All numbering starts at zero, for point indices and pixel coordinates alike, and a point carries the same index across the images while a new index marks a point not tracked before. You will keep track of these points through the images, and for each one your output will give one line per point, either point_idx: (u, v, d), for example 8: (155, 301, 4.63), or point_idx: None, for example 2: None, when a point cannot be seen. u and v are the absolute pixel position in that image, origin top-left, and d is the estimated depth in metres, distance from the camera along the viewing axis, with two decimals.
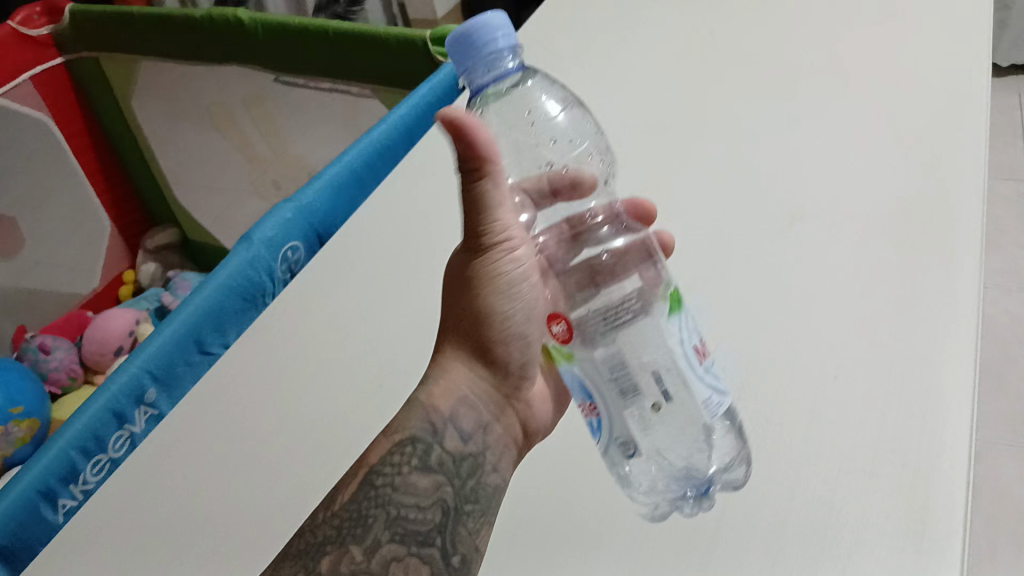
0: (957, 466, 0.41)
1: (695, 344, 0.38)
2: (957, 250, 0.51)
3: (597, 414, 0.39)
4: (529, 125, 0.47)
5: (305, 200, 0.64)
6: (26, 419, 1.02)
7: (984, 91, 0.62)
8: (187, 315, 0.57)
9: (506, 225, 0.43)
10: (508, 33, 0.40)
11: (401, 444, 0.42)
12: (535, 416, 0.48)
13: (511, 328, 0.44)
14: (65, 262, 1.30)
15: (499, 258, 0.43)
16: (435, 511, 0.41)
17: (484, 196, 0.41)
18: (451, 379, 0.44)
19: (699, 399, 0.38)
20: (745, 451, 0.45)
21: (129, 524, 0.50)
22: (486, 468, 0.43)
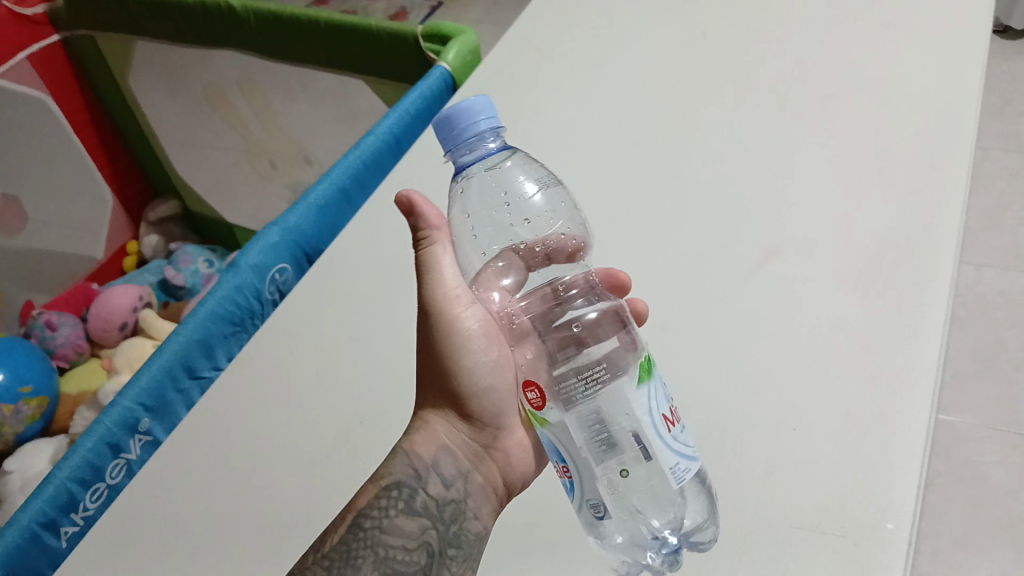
0: (901, 527, 0.45)
1: (664, 413, 0.40)
2: (920, 306, 0.54)
3: (570, 475, 0.42)
4: (506, 203, 0.50)
5: (289, 223, 0.68)
6: (36, 398, 1.06)
7: (954, 135, 0.64)
8: (178, 346, 0.60)
9: (455, 287, 0.51)
10: (492, 116, 0.44)
11: (388, 489, 0.47)
12: (515, 469, 0.53)
13: (475, 381, 0.51)
14: (66, 224, 1.32)
15: (453, 316, 0.50)
16: (421, 554, 0.46)
17: (431, 263, 0.51)
18: (431, 429, 0.50)
19: (665, 466, 0.39)
20: (713, 513, 0.48)
21: (125, 551, 0.53)
22: (467, 515, 0.49)
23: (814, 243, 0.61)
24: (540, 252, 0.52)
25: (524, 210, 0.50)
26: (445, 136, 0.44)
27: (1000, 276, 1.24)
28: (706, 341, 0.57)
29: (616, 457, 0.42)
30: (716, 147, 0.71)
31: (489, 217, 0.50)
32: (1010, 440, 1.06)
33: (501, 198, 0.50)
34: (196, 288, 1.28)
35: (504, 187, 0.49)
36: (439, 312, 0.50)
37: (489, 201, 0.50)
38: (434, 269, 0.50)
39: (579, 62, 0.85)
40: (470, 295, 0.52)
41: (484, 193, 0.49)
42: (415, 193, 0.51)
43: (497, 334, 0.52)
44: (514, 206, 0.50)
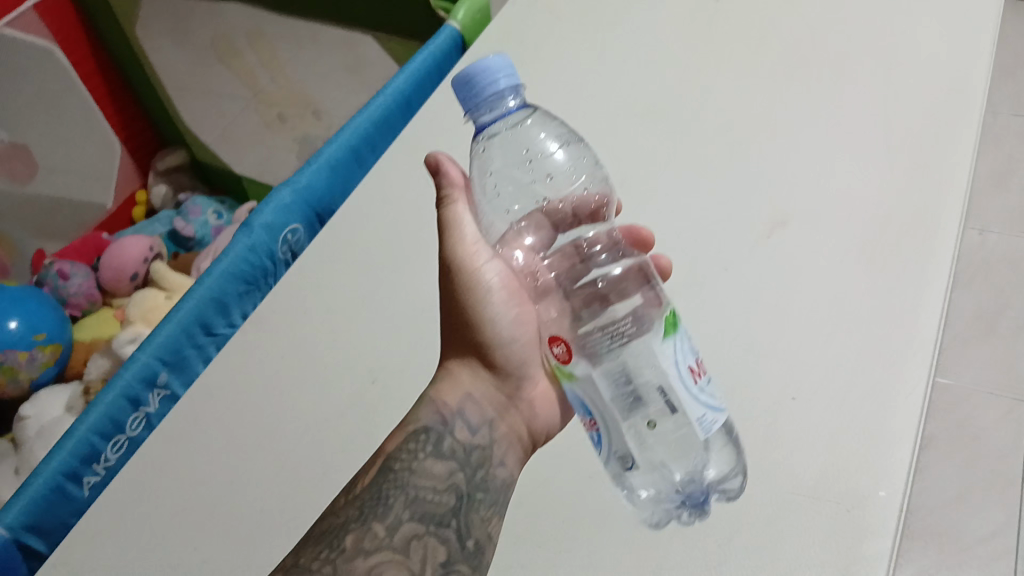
0: (893, 496, 0.46)
1: (689, 365, 0.41)
2: (922, 281, 0.55)
3: (597, 429, 0.43)
4: (527, 161, 0.51)
5: (301, 184, 0.69)
6: (50, 345, 1.08)
7: (966, 114, 0.65)
8: (193, 303, 0.61)
9: (475, 241, 0.52)
10: (512, 76, 0.44)
11: (416, 434, 0.49)
12: (539, 419, 0.54)
13: (496, 333, 0.52)
14: (75, 170, 1.34)
15: (473, 272, 0.52)
16: (450, 495, 0.46)
17: (452, 221, 0.52)
18: (457, 379, 0.52)
19: (693, 417, 0.40)
20: (741, 466, 0.49)
21: (143, 506, 0.55)
22: (494, 462, 0.49)
23: (820, 214, 0.61)
24: (564, 210, 0.53)
25: (546, 168, 0.52)
26: (467, 98, 0.44)
27: (1003, 240, 1.25)
28: (711, 311, 0.58)
29: (642, 411, 0.42)
30: (725, 115, 0.71)
31: (511, 176, 0.51)
32: (1005, 405, 1.08)
33: (524, 156, 0.51)
34: (205, 239, 1.30)
35: (525, 145, 0.51)
36: (460, 268, 0.52)
37: (511, 159, 0.50)
38: (454, 225, 0.52)
39: (590, 25, 0.84)
40: (491, 250, 0.53)
41: (506, 153, 0.50)
42: (444, 154, 0.53)
43: (520, 291, 0.54)
44: (536, 164, 0.51)
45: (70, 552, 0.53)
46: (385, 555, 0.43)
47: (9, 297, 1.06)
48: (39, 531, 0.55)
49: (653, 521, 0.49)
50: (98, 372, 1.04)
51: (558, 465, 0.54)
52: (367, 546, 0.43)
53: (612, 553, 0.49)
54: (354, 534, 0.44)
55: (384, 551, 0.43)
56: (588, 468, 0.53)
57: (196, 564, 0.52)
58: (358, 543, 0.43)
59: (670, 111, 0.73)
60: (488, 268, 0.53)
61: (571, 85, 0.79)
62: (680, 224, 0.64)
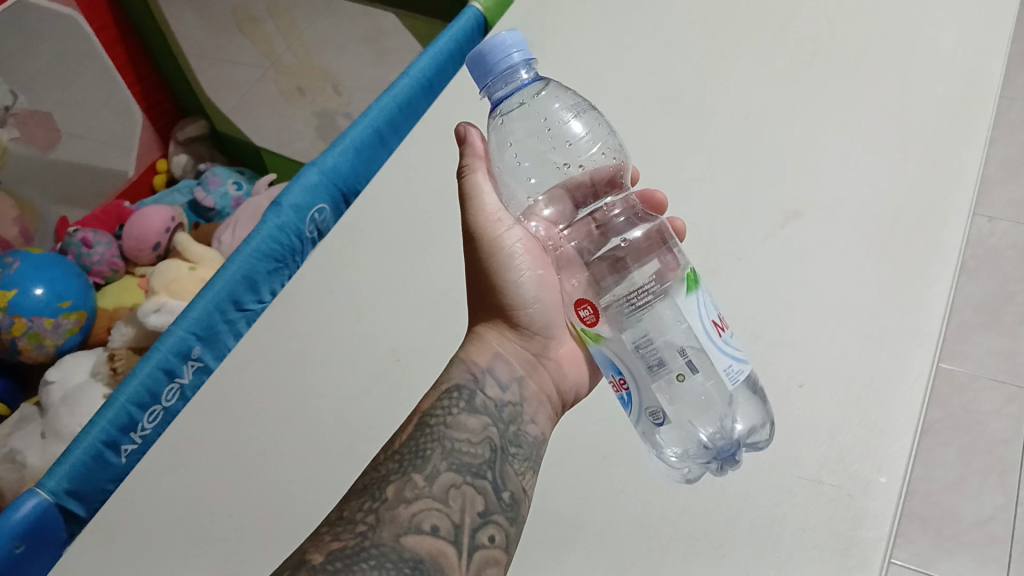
0: (892, 481, 0.49)
1: (712, 320, 0.44)
2: (929, 275, 0.57)
3: (626, 388, 0.46)
4: (545, 130, 0.53)
5: (327, 164, 0.71)
6: (74, 312, 1.11)
7: (978, 110, 0.66)
8: (224, 281, 0.64)
9: (496, 210, 0.54)
10: (524, 50, 0.46)
11: (449, 391, 0.50)
12: (567, 379, 0.56)
13: (519, 299, 0.55)
14: (93, 135, 1.33)
15: (495, 240, 0.54)
16: (484, 447, 0.48)
17: (474, 191, 0.54)
18: (485, 341, 0.54)
19: (720, 368, 0.43)
20: (768, 419, 0.51)
21: (178, 474, 0.58)
22: (524, 418, 0.52)
23: (832, 206, 0.63)
24: (586, 180, 0.55)
25: (567, 133, 0.53)
26: (482, 76, 0.47)
27: (1012, 229, 1.26)
28: (724, 299, 0.60)
29: (667, 369, 0.45)
30: (742, 105, 0.73)
31: (531, 146, 0.53)
32: (1007, 392, 1.10)
33: (544, 125, 0.53)
34: (224, 211, 1.33)
35: (544, 113, 0.53)
36: (482, 236, 0.54)
37: (530, 128, 0.53)
38: (475, 196, 0.54)
39: (611, 10, 0.86)
40: (513, 218, 0.56)
41: (525, 125, 0.52)
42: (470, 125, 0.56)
43: (543, 256, 0.56)
44: (557, 131, 0.53)
45: (111, 516, 0.56)
46: (428, 503, 0.44)
47: (35, 264, 1.09)
48: (79, 497, 0.58)
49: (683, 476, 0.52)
50: (122, 340, 1.06)
51: (573, 442, 0.56)
52: (408, 495, 0.44)
53: (624, 532, 0.51)
54: (395, 485, 0.44)
55: (426, 499, 0.44)
56: (601, 448, 0.55)
57: (231, 529, 0.55)
58: (399, 493, 0.44)
59: (687, 100, 0.75)
60: (512, 233, 0.55)
61: (591, 69, 0.80)
62: (695, 211, 0.66)
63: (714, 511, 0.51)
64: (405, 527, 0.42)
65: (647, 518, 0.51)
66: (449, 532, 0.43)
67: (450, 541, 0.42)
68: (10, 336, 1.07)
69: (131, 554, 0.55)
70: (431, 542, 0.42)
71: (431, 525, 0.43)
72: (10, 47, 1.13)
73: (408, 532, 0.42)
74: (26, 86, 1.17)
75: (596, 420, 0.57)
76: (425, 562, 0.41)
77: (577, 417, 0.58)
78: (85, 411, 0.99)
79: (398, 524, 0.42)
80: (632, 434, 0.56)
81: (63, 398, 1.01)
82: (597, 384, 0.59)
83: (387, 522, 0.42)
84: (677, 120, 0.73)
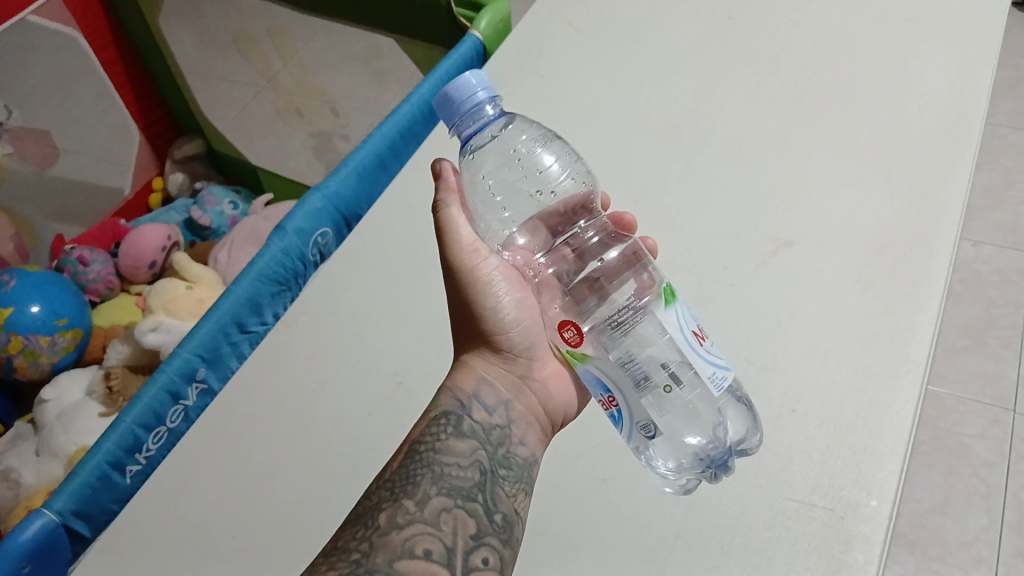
0: (883, 505, 0.50)
1: (692, 329, 0.45)
2: (916, 306, 0.59)
3: (616, 405, 0.47)
4: (516, 163, 0.56)
5: (331, 189, 0.72)
6: (70, 330, 1.11)
7: (963, 146, 0.68)
8: (228, 305, 0.65)
9: (473, 241, 0.56)
10: (488, 87, 0.48)
11: (437, 418, 0.52)
12: (554, 399, 0.58)
13: (499, 325, 0.56)
14: (88, 150, 1.33)
15: (473, 269, 0.56)
16: (473, 470, 0.49)
17: (449, 223, 0.56)
18: (472, 366, 0.56)
19: (704, 375, 0.45)
20: (758, 426, 0.54)
21: (184, 498, 0.58)
22: (513, 440, 0.53)
23: (822, 236, 0.65)
24: (558, 209, 0.57)
25: (535, 163, 0.57)
26: (448, 115, 0.48)
27: (995, 254, 1.29)
28: (718, 325, 0.62)
29: (655, 382, 0.46)
30: (734, 136, 0.75)
31: (503, 178, 0.56)
32: (991, 415, 1.12)
33: (512, 157, 0.56)
34: (220, 229, 1.33)
35: (512, 147, 0.56)
36: (461, 266, 0.56)
37: (499, 160, 0.56)
38: (451, 229, 0.55)
39: (606, 41, 0.88)
40: (489, 248, 0.58)
41: (495, 159, 0.56)
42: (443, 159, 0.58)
43: (520, 281, 0.58)
44: (526, 162, 0.56)
45: (117, 537, 0.57)
46: (420, 527, 0.45)
47: (32, 282, 1.10)
48: (84, 518, 0.59)
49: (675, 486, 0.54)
50: (118, 359, 1.06)
51: (571, 465, 0.57)
52: (400, 520, 0.45)
53: (621, 554, 0.53)
54: (387, 512, 0.45)
55: (418, 524, 0.45)
56: (599, 472, 0.57)
57: (236, 551, 0.55)
58: (391, 519, 0.45)
59: (681, 130, 0.77)
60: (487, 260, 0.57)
61: (587, 98, 0.82)
62: (689, 238, 0.68)
63: (709, 534, 0.52)
64: (397, 552, 0.43)
65: (644, 541, 0.53)
66: (441, 555, 0.44)
67: (443, 565, 0.43)
68: (6, 353, 1.07)
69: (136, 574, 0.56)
70: (424, 566, 0.43)
71: (423, 549, 0.44)
72: (7, 62, 1.12)
73: (401, 558, 0.43)
74: (21, 102, 1.16)
75: (593, 443, 0.58)
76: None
77: (574, 441, 0.59)
78: (81, 430, 1.00)
79: (391, 550, 0.43)
80: (628, 456, 0.57)
81: (59, 415, 1.02)
82: (589, 406, 0.60)
83: (380, 548, 0.43)
84: (672, 150, 0.75)
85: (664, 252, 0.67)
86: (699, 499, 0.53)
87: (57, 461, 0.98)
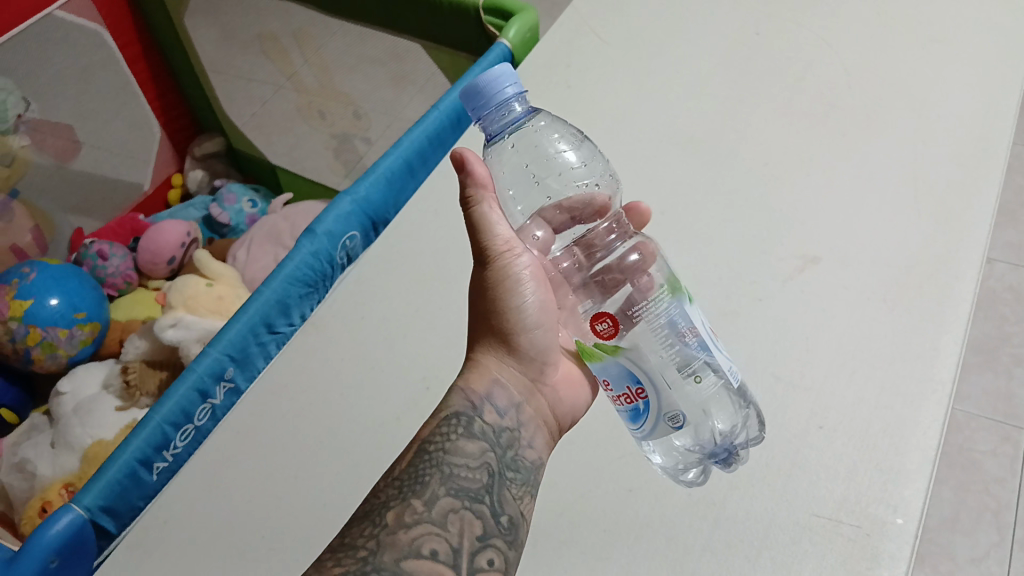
0: (909, 522, 0.51)
1: (708, 325, 0.48)
2: (944, 324, 0.59)
3: (645, 397, 0.47)
4: (541, 163, 0.56)
5: (361, 194, 0.73)
6: (88, 324, 1.12)
7: (991, 168, 0.68)
8: (260, 305, 0.66)
9: (508, 239, 0.54)
10: (516, 83, 0.47)
11: (448, 418, 0.51)
12: (564, 403, 0.58)
13: (523, 324, 0.55)
14: (107, 144, 1.34)
15: (506, 267, 0.54)
16: (482, 472, 0.49)
17: (481, 221, 0.53)
18: (484, 368, 0.55)
19: (721, 365, 0.48)
20: (760, 420, 0.56)
21: (214, 499, 0.59)
22: (522, 443, 0.53)
23: (850, 253, 0.65)
24: (574, 208, 0.57)
25: (561, 156, 0.57)
26: (474, 105, 0.48)
27: (1009, 272, 1.29)
28: (744, 338, 0.62)
29: (682, 371, 0.47)
30: (761, 151, 0.75)
31: (529, 171, 0.56)
32: (1003, 432, 1.12)
33: (539, 155, 0.56)
34: (239, 227, 1.36)
35: (539, 145, 0.56)
36: (495, 262, 0.54)
37: (524, 156, 0.55)
38: (487, 227, 0.53)
39: (634, 53, 0.89)
40: (519, 245, 0.56)
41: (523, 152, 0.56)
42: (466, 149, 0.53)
43: (545, 281, 0.57)
44: (550, 162, 0.56)
45: (146, 533, 0.58)
46: (427, 527, 0.44)
47: (52, 275, 1.10)
48: (113, 514, 0.60)
49: (687, 479, 0.55)
50: (135, 353, 1.07)
51: (597, 474, 0.58)
52: (407, 520, 0.44)
53: (648, 564, 0.53)
54: (395, 510, 0.45)
55: (425, 524, 0.44)
56: (627, 483, 0.57)
57: (265, 550, 0.56)
58: (399, 518, 0.44)
59: (707, 144, 0.77)
60: (516, 259, 0.55)
61: (615, 109, 0.82)
62: (714, 249, 0.69)
63: (736, 548, 0.52)
64: (404, 552, 0.43)
65: (670, 552, 0.53)
66: (448, 556, 0.44)
67: (449, 565, 0.43)
68: (23, 346, 1.07)
69: (166, 571, 0.56)
70: (430, 566, 0.43)
71: (430, 549, 0.43)
72: (29, 55, 1.13)
73: (408, 557, 0.43)
74: (40, 92, 1.16)
75: (620, 454, 0.59)
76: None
77: (600, 450, 0.59)
78: (97, 424, 1.00)
79: (397, 548, 0.43)
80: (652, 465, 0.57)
81: (75, 409, 1.02)
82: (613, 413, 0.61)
83: (387, 546, 0.43)
84: (698, 164, 0.76)
85: (692, 264, 0.68)
86: (726, 512, 0.54)
87: (73, 454, 0.99)
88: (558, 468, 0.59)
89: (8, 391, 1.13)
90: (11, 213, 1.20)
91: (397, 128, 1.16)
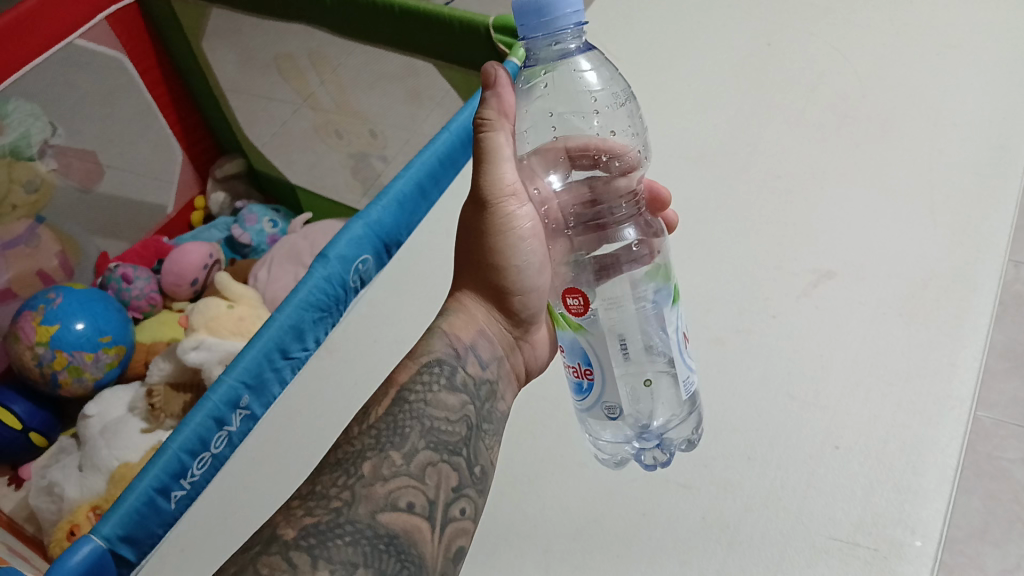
0: (927, 543, 0.49)
1: (683, 332, 0.49)
2: (962, 335, 0.58)
3: (591, 377, 0.49)
4: (572, 101, 0.55)
5: (373, 218, 0.73)
6: (114, 347, 1.14)
7: (1006, 178, 0.67)
8: (274, 333, 0.66)
9: (514, 185, 0.53)
10: (579, 13, 0.44)
11: (430, 365, 0.51)
12: (536, 359, 0.60)
13: (520, 285, 0.55)
14: (131, 167, 1.36)
15: (508, 214, 0.53)
16: (461, 425, 0.49)
17: (492, 152, 0.52)
18: (472, 317, 0.55)
19: (681, 375, 0.49)
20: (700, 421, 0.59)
21: (237, 513, 0.64)
22: (497, 396, 0.54)
23: (868, 267, 0.65)
24: (597, 158, 0.57)
25: (597, 116, 0.55)
26: (531, 27, 0.44)
27: None
28: (756, 358, 0.62)
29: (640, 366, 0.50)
30: (774, 162, 0.75)
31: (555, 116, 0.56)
32: None
33: (573, 92, 0.54)
34: (260, 247, 1.38)
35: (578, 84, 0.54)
36: (494, 207, 0.52)
37: (558, 90, 0.55)
38: (495, 167, 0.51)
39: (644, 68, 0.89)
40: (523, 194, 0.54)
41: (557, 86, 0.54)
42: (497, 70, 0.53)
43: (541, 231, 0.56)
44: (582, 102, 0.55)
45: (164, 560, 0.63)
46: (405, 480, 0.44)
47: (78, 299, 1.13)
48: (135, 544, 0.61)
49: (612, 461, 0.59)
50: (160, 376, 1.06)
51: (612, 496, 0.58)
52: (385, 472, 0.44)
53: None
54: (372, 461, 0.44)
55: (403, 476, 0.44)
56: (640, 506, 0.56)
57: None
58: (376, 470, 0.44)
59: (719, 159, 0.77)
60: (517, 209, 0.53)
61: None
62: (725, 266, 0.68)
63: (750, 572, 0.51)
64: (380, 504, 0.42)
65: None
66: (423, 508, 0.44)
67: (424, 518, 0.43)
68: (51, 370, 1.09)
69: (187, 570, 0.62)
70: (406, 518, 0.43)
71: (407, 502, 0.43)
72: (52, 84, 1.14)
73: (384, 510, 0.42)
74: (66, 118, 1.19)
75: (632, 477, 0.58)
76: (399, 538, 0.42)
77: (616, 473, 0.59)
78: (122, 446, 1.01)
79: (373, 501, 0.43)
80: (668, 493, 0.56)
81: (102, 431, 1.04)
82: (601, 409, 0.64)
83: (363, 500, 0.42)
84: (709, 182, 0.75)
85: (702, 281, 0.68)
86: (740, 536, 0.53)
87: (99, 475, 1.00)
88: (570, 491, 0.59)
89: (37, 413, 1.14)
90: (37, 238, 1.23)
91: (414, 144, 1.16)
